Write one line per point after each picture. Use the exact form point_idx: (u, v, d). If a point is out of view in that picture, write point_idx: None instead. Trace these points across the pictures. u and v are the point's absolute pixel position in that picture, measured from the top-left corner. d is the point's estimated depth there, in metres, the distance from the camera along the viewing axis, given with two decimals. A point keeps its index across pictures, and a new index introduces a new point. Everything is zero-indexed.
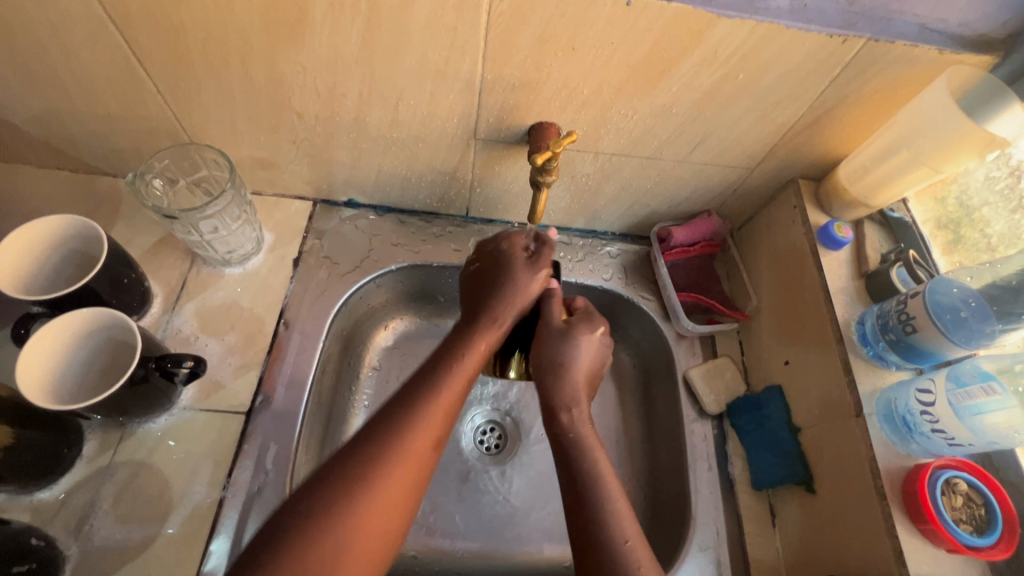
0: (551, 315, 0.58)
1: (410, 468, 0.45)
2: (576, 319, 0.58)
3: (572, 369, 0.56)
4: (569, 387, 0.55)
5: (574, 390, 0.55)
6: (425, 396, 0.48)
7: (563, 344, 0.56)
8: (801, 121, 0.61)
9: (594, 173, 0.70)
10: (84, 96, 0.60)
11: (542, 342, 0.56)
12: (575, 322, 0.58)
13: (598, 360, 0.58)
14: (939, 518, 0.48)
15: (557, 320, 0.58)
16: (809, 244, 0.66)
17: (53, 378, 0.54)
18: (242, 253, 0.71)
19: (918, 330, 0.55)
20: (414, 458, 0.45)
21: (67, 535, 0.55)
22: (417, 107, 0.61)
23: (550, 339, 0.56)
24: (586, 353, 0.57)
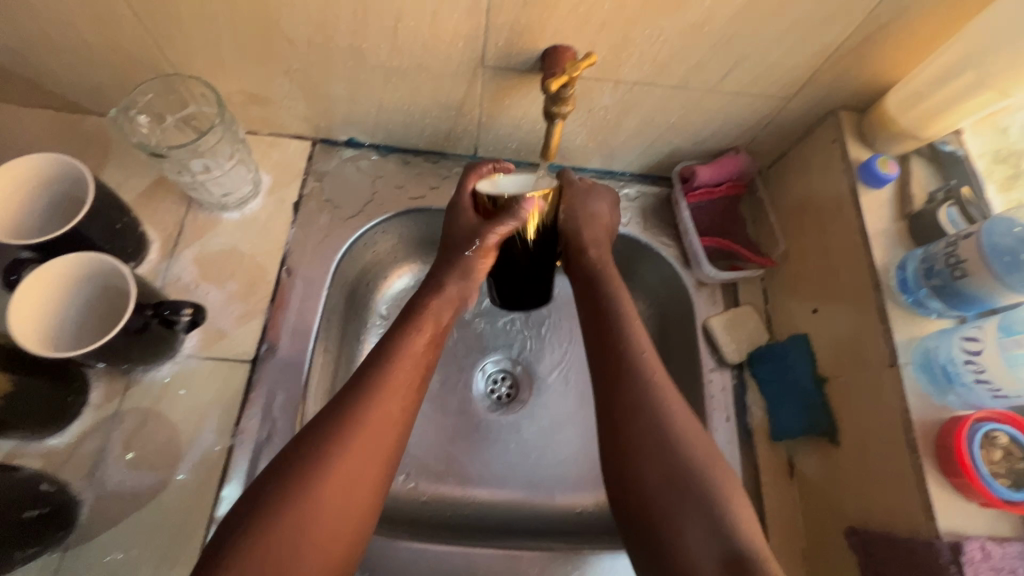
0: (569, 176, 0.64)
1: (348, 477, 0.45)
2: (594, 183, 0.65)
3: (597, 218, 0.62)
4: (594, 232, 0.61)
5: (597, 235, 0.61)
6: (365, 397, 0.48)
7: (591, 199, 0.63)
8: (850, 40, 0.54)
9: (614, 106, 0.64)
10: (56, 22, 0.55)
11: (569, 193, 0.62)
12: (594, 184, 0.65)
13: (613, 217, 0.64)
14: (976, 472, 0.46)
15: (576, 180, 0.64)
16: (848, 183, 0.60)
17: (36, 330, 0.51)
18: (239, 197, 0.68)
19: (969, 275, 0.50)
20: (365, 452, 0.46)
21: (80, 480, 0.55)
22: (419, 31, 0.55)
23: (579, 196, 0.62)
24: (601, 213, 0.63)
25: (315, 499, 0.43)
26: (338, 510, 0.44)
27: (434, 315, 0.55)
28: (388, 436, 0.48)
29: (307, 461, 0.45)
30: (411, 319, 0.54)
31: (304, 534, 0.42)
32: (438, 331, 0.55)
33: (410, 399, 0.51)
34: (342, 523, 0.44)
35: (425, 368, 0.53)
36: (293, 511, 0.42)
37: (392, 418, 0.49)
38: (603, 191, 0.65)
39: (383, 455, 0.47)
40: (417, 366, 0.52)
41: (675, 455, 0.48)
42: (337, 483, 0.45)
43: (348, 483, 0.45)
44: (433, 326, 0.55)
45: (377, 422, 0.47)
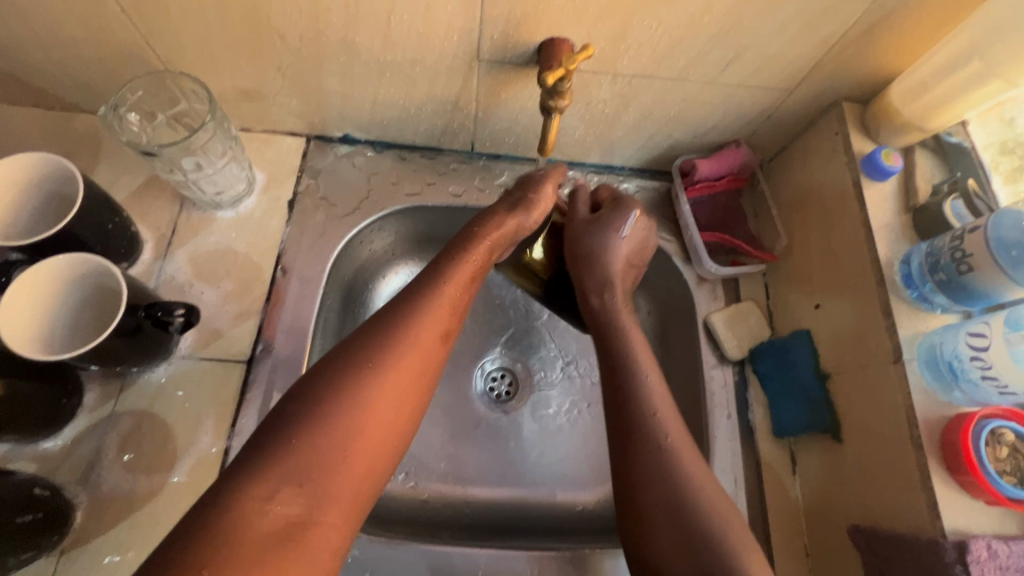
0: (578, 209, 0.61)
1: (398, 390, 0.44)
2: (603, 211, 0.60)
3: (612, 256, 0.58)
4: (603, 275, 0.58)
5: (608, 275, 0.58)
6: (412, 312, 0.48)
7: (594, 240, 0.58)
8: (853, 29, 0.52)
9: (612, 99, 0.63)
10: (41, 18, 0.54)
11: (577, 235, 0.59)
12: (604, 213, 0.60)
13: (639, 243, 0.60)
14: (981, 470, 0.45)
15: (584, 212, 0.61)
16: (851, 177, 0.59)
17: (25, 335, 0.50)
18: (233, 195, 0.67)
19: (974, 269, 0.49)
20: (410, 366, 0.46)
21: (75, 484, 0.54)
22: (412, 23, 0.54)
23: (585, 232, 0.59)
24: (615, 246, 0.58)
25: (370, 390, 0.43)
26: (380, 427, 0.43)
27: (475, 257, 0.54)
28: (431, 356, 0.47)
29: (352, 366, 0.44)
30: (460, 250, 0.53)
31: (347, 443, 0.41)
32: (485, 262, 0.55)
33: (449, 328, 0.50)
34: (394, 420, 0.44)
35: (465, 299, 0.52)
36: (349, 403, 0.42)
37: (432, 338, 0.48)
38: (619, 215, 0.59)
39: (426, 376, 0.47)
40: (459, 293, 0.51)
41: (675, 477, 0.48)
42: (383, 393, 0.44)
43: (390, 400, 0.44)
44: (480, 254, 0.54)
45: (424, 341, 0.47)
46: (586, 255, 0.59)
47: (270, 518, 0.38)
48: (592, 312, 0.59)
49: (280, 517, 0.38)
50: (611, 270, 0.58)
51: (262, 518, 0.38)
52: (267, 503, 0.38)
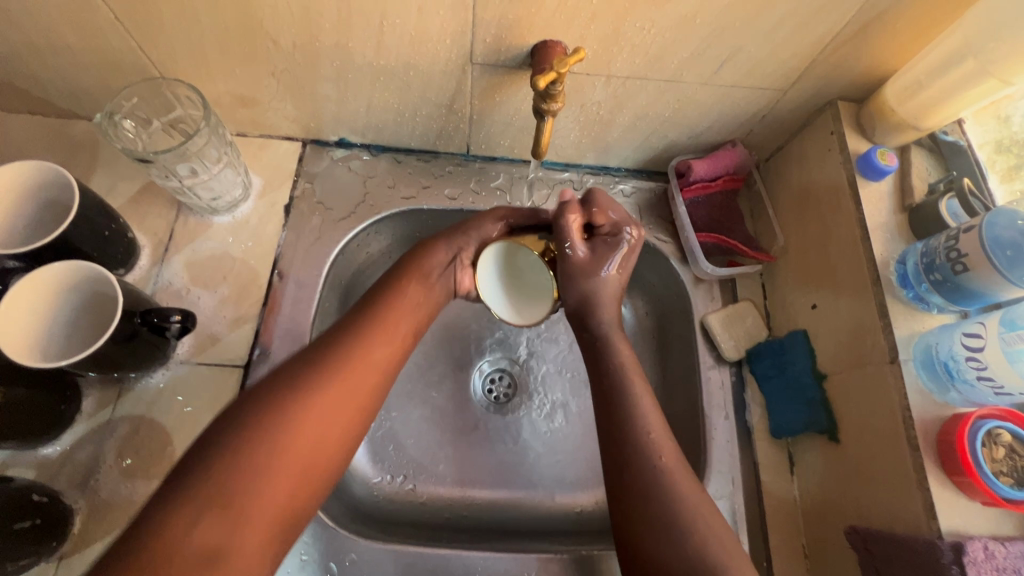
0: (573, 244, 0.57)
1: (324, 420, 0.45)
2: (597, 246, 0.57)
3: (599, 298, 0.56)
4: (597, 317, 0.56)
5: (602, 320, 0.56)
6: (349, 340, 0.49)
7: (589, 286, 0.56)
8: (846, 29, 0.52)
9: (606, 101, 0.63)
10: (37, 27, 0.54)
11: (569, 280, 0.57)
12: (596, 248, 0.57)
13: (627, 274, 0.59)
14: (978, 471, 0.45)
15: (582, 249, 0.57)
16: (847, 177, 0.59)
17: (20, 340, 0.50)
18: (229, 200, 0.67)
19: (970, 269, 0.49)
20: (344, 393, 0.46)
21: (74, 489, 0.54)
22: (404, 27, 0.54)
23: (579, 276, 0.56)
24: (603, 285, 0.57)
25: (307, 405, 0.44)
26: (311, 452, 0.44)
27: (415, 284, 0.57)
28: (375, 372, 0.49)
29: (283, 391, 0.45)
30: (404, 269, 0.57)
31: (272, 470, 0.42)
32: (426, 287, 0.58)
33: (395, 347, 0.52)
34: (322, 448, 0.44)
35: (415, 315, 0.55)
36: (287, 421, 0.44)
37: (371, 365, 0.49)
38: (612, 255, 0.57)
39: (362, 397, 0.48)
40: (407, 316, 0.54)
41: (663, 487, 0.47)
42: (312, 417, 0.44)
43: (320, 425, 0.45)
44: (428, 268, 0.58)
45: (370, 357, 0.49)
46: (578, 301, 0.57)
47: (193, 546, 0.38)
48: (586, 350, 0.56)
49: (201, 543, 0.38)
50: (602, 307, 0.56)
51: (184, 547, 0.37)
52: (188, 533, 0.38)
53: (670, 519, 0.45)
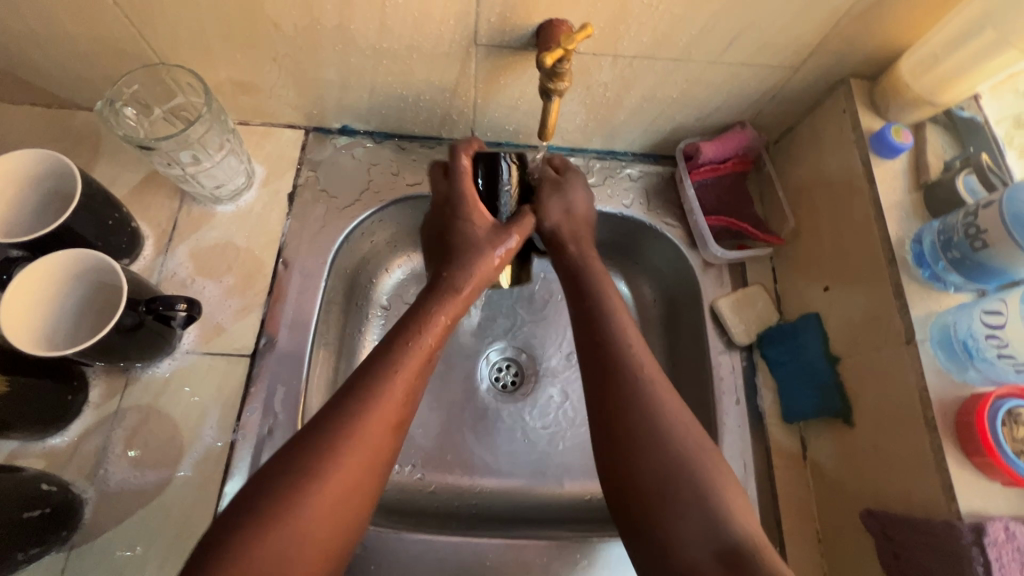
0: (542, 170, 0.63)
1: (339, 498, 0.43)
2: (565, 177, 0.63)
3: (575, 213, 0.62)
4: (576, 229, 0.61)
5: (578, 228, 0.61)
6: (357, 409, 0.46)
7: (557, 197, 0.61)
8: (860, 2, 0.51)
9: (613, 82, 0.61)
10: (35, 13, 0.53)
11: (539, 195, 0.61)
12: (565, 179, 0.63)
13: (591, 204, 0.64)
14: (999, 451, 0.44)
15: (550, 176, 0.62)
16: (860, 155, 0.58)
17: (19, 327, 0.49)
18: (233, 189, 0.66)
19: (990, 245, 0.48)
20: (356, 467, 0.44)
21: (83, 480, 0.54)
22: (407, 8, 0.53)
23: (548, 189, 0.61)
24: (576, 201, 0.62)
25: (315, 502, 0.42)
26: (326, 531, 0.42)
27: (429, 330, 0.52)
28: (377, 450, 0.46)
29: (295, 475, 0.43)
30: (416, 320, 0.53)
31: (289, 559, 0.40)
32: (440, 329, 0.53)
33: (398, 419, 0.48)
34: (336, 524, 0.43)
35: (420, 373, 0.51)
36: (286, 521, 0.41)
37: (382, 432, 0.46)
38: (578, 179, 0.63)
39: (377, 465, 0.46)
40: (411, 380, 0.49)
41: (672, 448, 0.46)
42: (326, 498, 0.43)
43: (335, 503, 0.43)
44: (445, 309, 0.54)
45: (368, 440, 0.45)
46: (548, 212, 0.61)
47: None
48: (569, 262, 0.60)
49: None
50: (578, 219, 0.61)
51: None
52: None
53: (695, 522, 0.43)
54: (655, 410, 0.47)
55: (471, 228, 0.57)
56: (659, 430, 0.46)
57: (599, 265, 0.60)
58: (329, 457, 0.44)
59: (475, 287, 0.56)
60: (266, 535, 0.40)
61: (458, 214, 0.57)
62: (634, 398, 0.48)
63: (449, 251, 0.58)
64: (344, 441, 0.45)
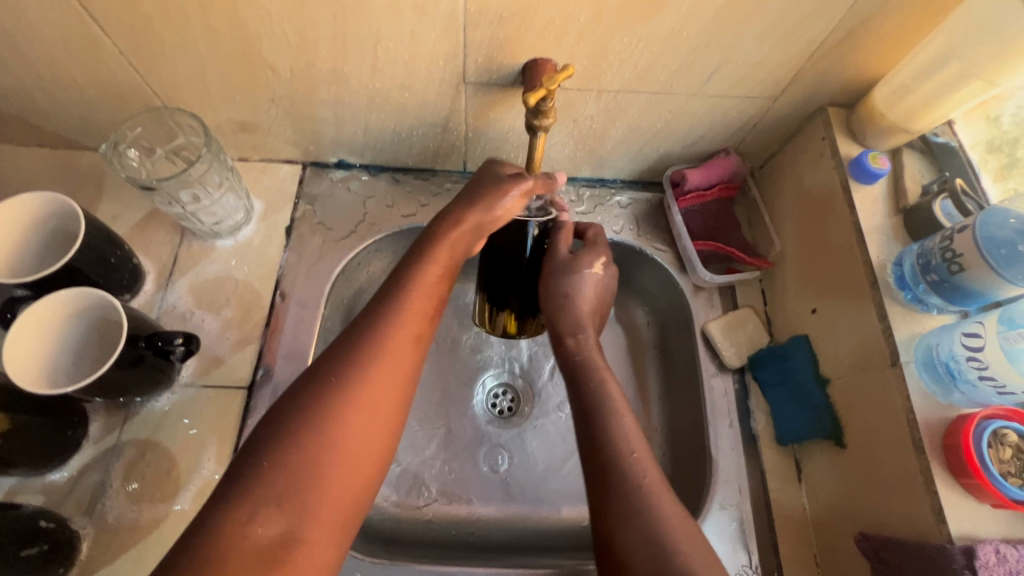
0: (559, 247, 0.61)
1: (372, 397, 0.44)
2: (581, 252, 0.61)
3: (579, 300, 0.60)
4: (576, 318, 0.59)
5: (579, 318, 0.60)
6: (382, 317, 0.48)
7: (570, 281, 0.59)
8: (831, 37, 0.53)
9: (598, 114, 0.64)
10: (44, 62, 0.56)
11: (549, 275, 0.59)
12: (581, 254, 0.61)
13: (604, 291, 0.62)
14: (985, 472, 0.44)
15: (564, 253, 0.60)
16: (839, 180, 0.60)
17: (13, 361, 0.49)
18: (231, 224, 0.68)
19: (966, 269, 0.49)
20: (387, 368, 0.46)
21: (81, 515, 0.55)
22: (398, 51, 0.55)
23: (557, 272, 0.59)
24: (585, 287, 0.59)
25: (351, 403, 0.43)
26: (363, 434, 0.43)
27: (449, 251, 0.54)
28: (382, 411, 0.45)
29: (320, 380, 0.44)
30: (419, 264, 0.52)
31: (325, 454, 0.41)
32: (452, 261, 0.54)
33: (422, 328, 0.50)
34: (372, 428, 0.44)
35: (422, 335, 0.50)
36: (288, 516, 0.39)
37: (409, 337, 0.48)
38: (596, 256, 0.60)
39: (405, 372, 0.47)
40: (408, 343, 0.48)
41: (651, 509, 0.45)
42: (359, 399, 0.44)
43: (370, 408, 0.44)
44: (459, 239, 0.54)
45: (395, 347, 0.47)
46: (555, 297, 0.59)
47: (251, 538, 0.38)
48: (566, 355, 0.59)
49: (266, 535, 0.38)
50: (582, 313, 0.60)
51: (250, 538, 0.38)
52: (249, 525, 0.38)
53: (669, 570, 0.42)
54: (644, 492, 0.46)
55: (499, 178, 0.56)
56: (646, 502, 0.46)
57: (599, 358, 0.59)
58: (332, 436, 0.42)
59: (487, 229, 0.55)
60: (302, 438, 0.41)
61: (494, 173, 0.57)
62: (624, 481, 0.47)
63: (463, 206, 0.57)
64: (373, 347, 0.46)
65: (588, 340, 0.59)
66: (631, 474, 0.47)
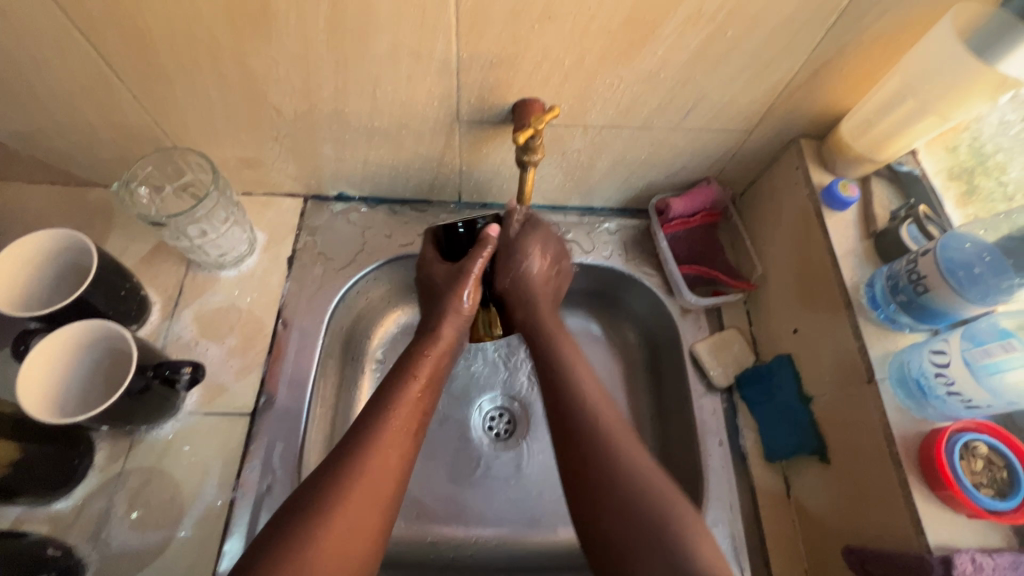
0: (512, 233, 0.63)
1: (349, 527, 0.45)
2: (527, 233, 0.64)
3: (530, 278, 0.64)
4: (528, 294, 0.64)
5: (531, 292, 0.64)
6: (366, 442, 0.50)
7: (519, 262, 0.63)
8: (798, 76, 0.58)
9: (585, 148, 0.67)
10: (61, 107, 0.59)
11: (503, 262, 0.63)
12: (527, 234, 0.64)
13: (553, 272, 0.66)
14: (958, 484, 0.46)
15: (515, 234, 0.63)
16: (813, 206, 0.63)
17: (19, 402, 0.50)
18: (236, 255, 0.71)
19: (931, 290, 0.52)
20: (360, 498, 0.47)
21: (86, 542, 0.56)
22: (396, 93, 0.59)
23: (508, 256, 0.63)
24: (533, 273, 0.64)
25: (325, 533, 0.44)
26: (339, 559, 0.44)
27: (432, 363, 0.58)
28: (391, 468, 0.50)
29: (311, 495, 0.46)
30: (408, 364, 0.58)
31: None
32: (432, 378, 0.58)
33: (405, 448, 0.52)
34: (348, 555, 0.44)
35: (420, 417, 0.55)
36: (309, 540, 0.43)
37: (390, 464, 0.50)
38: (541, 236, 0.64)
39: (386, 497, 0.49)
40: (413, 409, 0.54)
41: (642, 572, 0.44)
42: (337, 530, 0.45)
43: (344, 534, 0.45)
44: (441, 347, 0.60)
45: (370, 473, 0.48)
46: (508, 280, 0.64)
47: None
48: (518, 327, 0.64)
49: None
50: (530, 282, 0.64)
51: None
52: None
53: None
54: (619, 458, 0.51)
55: (440, 285, 0.62)
56: (627, 477, 0.49)
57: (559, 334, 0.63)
58: (327, 505, 0.45)
59: (455, 327, 0.61)
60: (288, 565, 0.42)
61: (429, 279, 0.63)
62: (597, 453, 0.51)
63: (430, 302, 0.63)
64: (350, 473, 0.48)
65: (551, 280, 0.65)
66: (604, 443, 0.52)
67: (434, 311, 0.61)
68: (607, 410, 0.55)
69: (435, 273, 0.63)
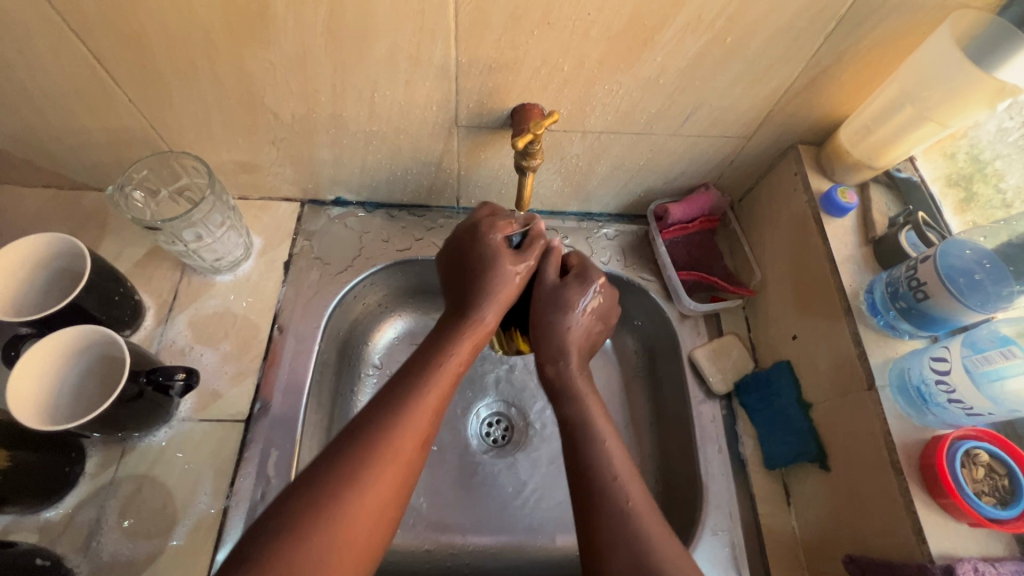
0: (546, 276, 0.61)
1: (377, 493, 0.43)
2: (569, 278, 0.62)
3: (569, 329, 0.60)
4: (559, 347, 0.59)
5: (563, 345, 0.60)
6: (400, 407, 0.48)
7: (558, 307, 0.60)
8: (797, 83, 0.58)
9: (584, 153, 0.67)
10: (55, 109, 0.59)
11: (541, 305, 0.60)
12: (569, 280, 0.62)
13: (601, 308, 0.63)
14: (960, 492, 0.46)
15: (552, 278, 0.61)
16: (812, 213, 0.63)
17: (9, 410, 0.49)
18: (231, 260, 0.70)
19: (930, 296, 0.52)
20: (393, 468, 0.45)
21: (75, 552, 0.55)
22: (394, 98, 0.59)
23: (548, 303, 0.60)
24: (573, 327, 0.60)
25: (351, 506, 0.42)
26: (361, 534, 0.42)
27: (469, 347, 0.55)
28: (409, 465, 0.46)
29: (341, 462, 0.44)
30: (446, 342, 0.54)
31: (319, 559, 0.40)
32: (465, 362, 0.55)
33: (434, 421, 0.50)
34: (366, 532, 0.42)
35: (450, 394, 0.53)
36: (332, 510, 0.41)
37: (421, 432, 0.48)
38: (583, 284, 0.61)
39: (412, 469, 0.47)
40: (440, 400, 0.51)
41: None
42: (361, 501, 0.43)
43: (369, 511, 0.43)
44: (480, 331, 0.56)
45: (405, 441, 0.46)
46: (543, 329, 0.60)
47: None
48: (546, 381, 0.60)
49: None
50: (567, 340, 0.60)
51: None
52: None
53: None
54: (639, 539, 0.45)
55: (498, 259, 0.58)
56: (644, 561, 0.44)
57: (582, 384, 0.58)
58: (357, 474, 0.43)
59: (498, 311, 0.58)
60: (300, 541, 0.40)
61: (489, 245, 0.58)
62: (616, 533, 0.46)
63: (481, 272, 0.58)
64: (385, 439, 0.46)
65: (589, 330, 0.62)
66: (625, 514, 0.47)
67: (486, 285, 0.57)
68: (634, 483, 0.50)
69: (496, 245, 0.59)
